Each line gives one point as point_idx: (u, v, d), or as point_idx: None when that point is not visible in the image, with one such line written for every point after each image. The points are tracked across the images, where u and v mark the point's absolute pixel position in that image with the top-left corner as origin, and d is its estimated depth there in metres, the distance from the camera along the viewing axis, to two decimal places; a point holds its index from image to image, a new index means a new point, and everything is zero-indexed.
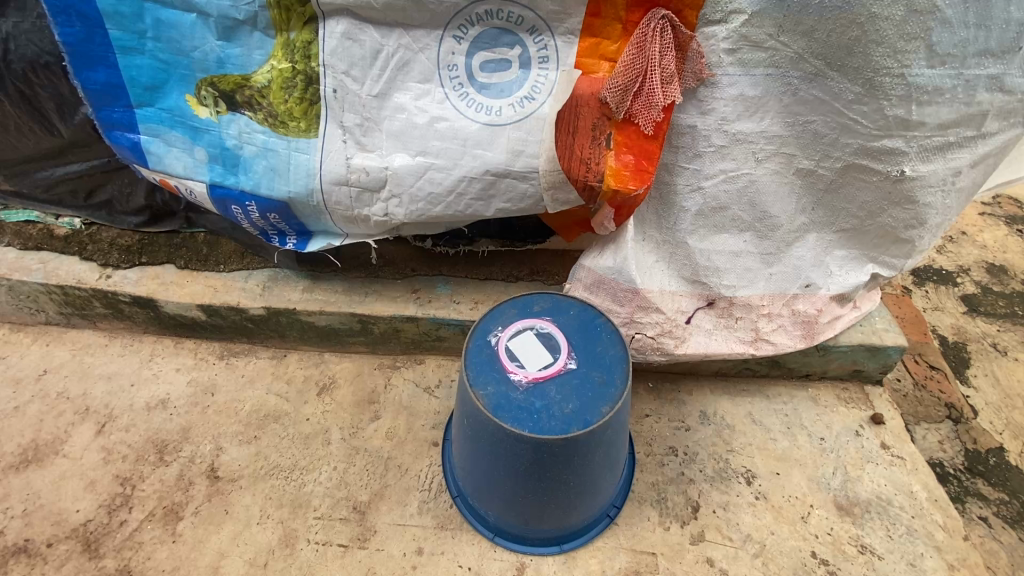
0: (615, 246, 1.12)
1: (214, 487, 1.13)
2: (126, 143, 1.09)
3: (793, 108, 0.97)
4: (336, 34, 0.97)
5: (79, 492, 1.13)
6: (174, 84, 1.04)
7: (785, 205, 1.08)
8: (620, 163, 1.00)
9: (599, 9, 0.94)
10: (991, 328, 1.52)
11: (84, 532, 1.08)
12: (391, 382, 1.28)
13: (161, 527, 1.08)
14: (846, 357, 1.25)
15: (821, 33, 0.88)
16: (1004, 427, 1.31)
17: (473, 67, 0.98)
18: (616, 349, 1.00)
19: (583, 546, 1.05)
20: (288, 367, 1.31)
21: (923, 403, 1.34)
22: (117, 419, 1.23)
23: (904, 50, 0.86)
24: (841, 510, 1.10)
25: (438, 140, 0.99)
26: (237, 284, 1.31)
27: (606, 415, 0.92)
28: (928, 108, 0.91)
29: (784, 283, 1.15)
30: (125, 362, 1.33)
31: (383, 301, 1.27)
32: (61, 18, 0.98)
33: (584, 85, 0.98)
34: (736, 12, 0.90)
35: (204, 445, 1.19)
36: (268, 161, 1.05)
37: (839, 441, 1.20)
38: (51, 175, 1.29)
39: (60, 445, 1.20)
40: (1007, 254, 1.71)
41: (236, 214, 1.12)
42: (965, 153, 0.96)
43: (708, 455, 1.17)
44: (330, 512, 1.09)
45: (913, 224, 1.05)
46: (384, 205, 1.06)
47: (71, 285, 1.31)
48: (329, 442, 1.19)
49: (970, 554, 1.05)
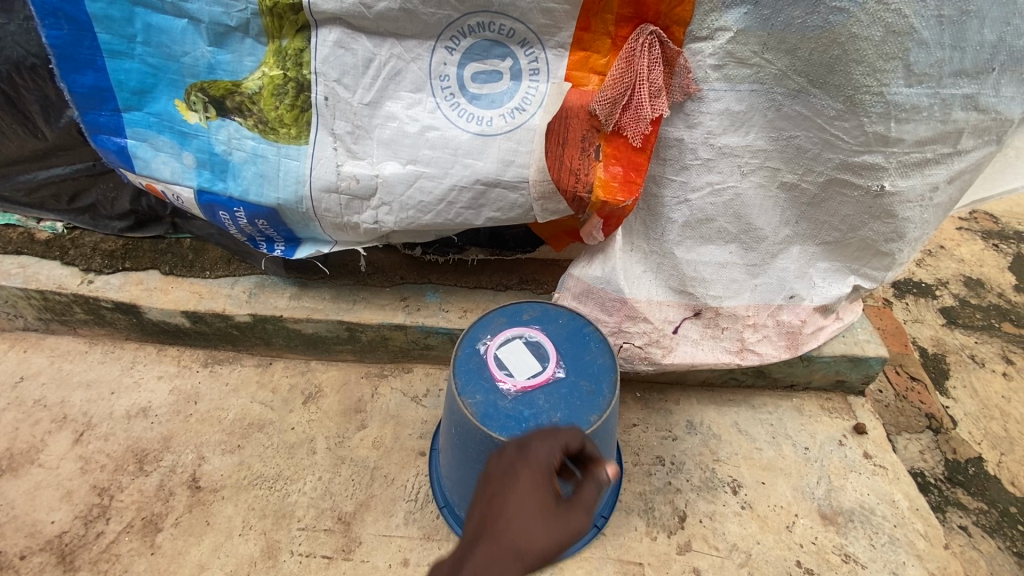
0: (604, 255, 1.14)
1: (195, 498, 1.11)
2: (113, 147, 1.08)
3: (777, 123, 0.99)
4: (328, 42, 0.98)
5: (54, 503, 1.10)
6: (163, 89, 1.04)
7: (769, 217, 1.10)
8: (608, 174, 1.02)
9: (589, 23, 0.96)
10: (969, 340, 1.56)
11: (59, 545, 1.05)
12: (379, 391, 1.27)
13: (140, 539, 1.06)
14: (829, 368, 1.27)
15: (803, 51, 0.91)
16: (983, 437, 1.34)
17: (465, 78, 0.99)
18: (604, 359, 1.00)
19: (570, 557, 1.05)
20: (274, 375, 1.30)
21: (904, 414, 1.36)
22: (96, 427, 1.21)
23: (883, 70, 0.89)
24: (826, 519, 1.11)
25: (429, 149, 1.00)
26: (223, 290, 1.30)
27: (594, 424, 0.92)
28: (906, 125, 0.93)
29: (769, 294, 1.17)
30: (105, 369, 1.31)
31: (372, 309, 1.26)
32: (49, 21, 0.97)
33: (574, 98, 1.00)
34: (722, 29, 0.92)
35: (186, 454, 1.17)
36: (257, 167, 1.05)
37: (823, 451, 1.21)
38: (33, 178, 1.27)
39: (36, 454, 1.17)
40: (983, 267, 1.76)
41: (223, 220, 1.11)
42: (941, 169, 0.99)
43: (695, 465, 1.18)
44: (314, 523, 1.07)
45: (893, 238, 1.08)
46: (374, 213, 1.06)
47: (51, 291, 1.28)
48: (315, 451, 1.17)
49: (951, 563, 1.06)
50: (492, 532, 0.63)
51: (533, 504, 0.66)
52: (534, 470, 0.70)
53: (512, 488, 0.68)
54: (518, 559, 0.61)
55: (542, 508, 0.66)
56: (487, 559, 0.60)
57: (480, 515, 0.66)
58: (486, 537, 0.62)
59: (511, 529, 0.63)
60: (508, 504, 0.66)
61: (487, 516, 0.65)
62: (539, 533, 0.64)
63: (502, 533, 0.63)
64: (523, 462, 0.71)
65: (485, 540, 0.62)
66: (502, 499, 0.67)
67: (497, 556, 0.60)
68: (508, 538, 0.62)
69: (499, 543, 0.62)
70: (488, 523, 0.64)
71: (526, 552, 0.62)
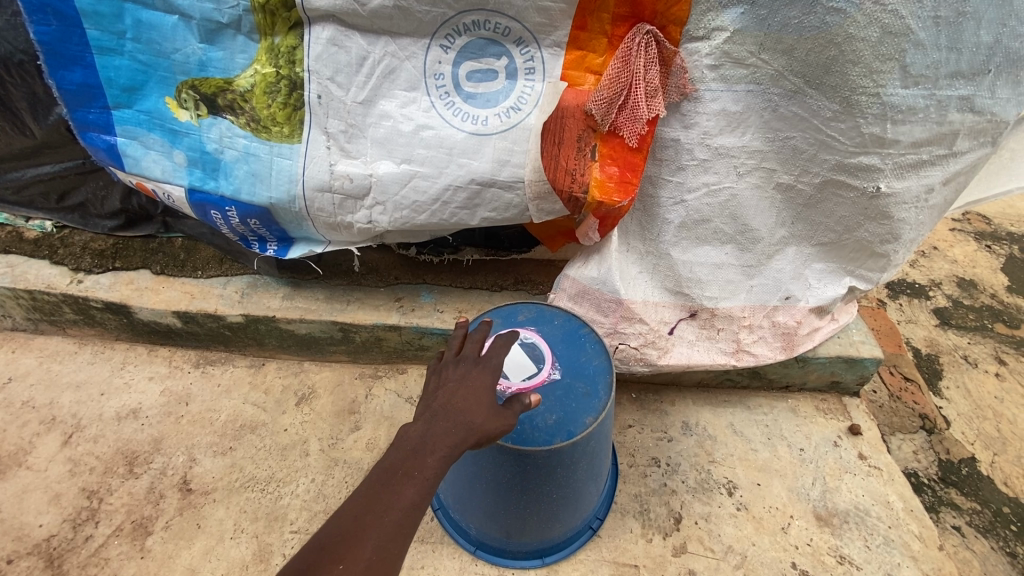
0: (600, 256, 1.13)
1: (186, 500, 1.10)
2: (102, 145, 1.07)
3: (773, 124, 0.99)
4: (321, 39, 0.97)
5: (42, 506, 1.09)
6: (153, 86, 1.03)
7: (765, 218, 1.09)
8: (604, 175, 1.02)
9: (585, 22, 0.95)
10: (962, 340, 1.56)
11: (47, 548, 1.04)
12: (373, 392, 1.26)
13: (129, 543, 1.05)
14: (825, 368, 1.27)
15: (800, 52, 0.90)
16: (976, 438, 1.34)
17: (460, 76, 0.98)
18: (600, 360, 0.99)
19: (565, 559, 1.05)
20: (266, 376, 1.28)
21: (898, 414, 1.37)
22: (85, 429, 1.19)
23: (880, 70, 0.88)
24: (821, 521, 1.11)
25: (423, 148, 0.99)
26: (215, 290, 1.28)
27: (589, 426, 0.91)
28: (902, 126, 0.93)
29: (764, 295, 1.17)
30: (95, 370, 1.29)
31: (365, 309, 1.25)
32: (37, 16, 0.96)
33: (571, 97, 0.99)
34: (719, 29, 0.92)
35: (177, 456, 1.15)
36: (249, 165, 1.04)
37: (818, 452, 1.21)
38: (23, 176, 1.26)
39: (24, 456, 1.15)
40: (976, 268, 1.77)
41: (215, 219, 1.10)
42: (937, 171, 0.99)
43: (690, 466, 1.17)
44: (307, 526, 1.06)
45: (888, 239, 1.07)
46: (368, 212, 1.05)
47: (40, 290, 1.27)
48: (308, 454, 1.16)
49: (945, 564, 1.06)
50: (453, 407, 0.76)
51: (486, 391, 0.78)
52: (487, 366, 0.81)
53: (466, 378, 0.79)
54: (475, 430, 0.75)
55: (492, 396, 0.78)
56: (450, 428, 0.74)
57: (438, 393, 0.78)
58: (447, 411, 0.75)
59: (467, 407, 0.76)
60: (465, 391, 0.78)
61: (445, 398, 0.77)
62: (492, 413, 0.77)
63: (461, 409, 0.76)
64: (477, 362, 0.82)
65: (445, 417, 0.75)
66: (457, 385, 0.78)
67: (458, 426, 0.74)
68: (466, 417, 0.75)
69: (459, 416, 0.75)
70: (447, 404, 0.76)
71: (480, 430, 0.75)
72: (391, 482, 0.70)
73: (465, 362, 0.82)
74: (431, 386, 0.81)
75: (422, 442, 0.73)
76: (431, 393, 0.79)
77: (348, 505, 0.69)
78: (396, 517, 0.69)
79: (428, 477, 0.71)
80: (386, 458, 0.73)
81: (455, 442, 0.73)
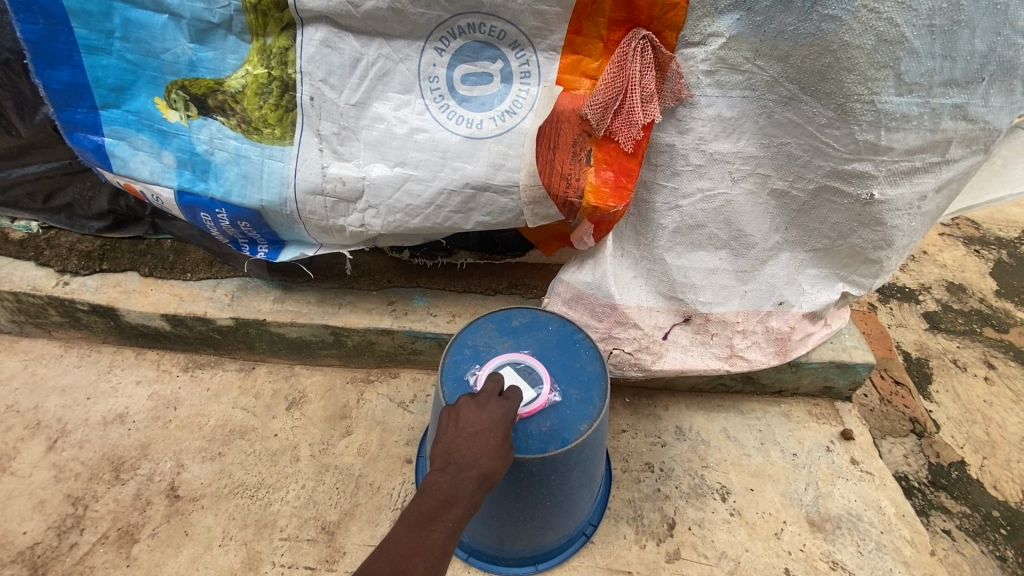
0: (594, 261, 1.13)
1: (173, 507, 1.08)
2: (90, 145, 1.05)
3: (768, 130, 0.99)
4: (314, 40, 0.95)
5: (26, 513, 1.07)
6: (142, 86, 1.01)
7: (759, 224, 1.09)
8: (599, 180, 1.01)
9: (581, 26, 0.95)
10: (951, 344, 1.57)
11: (31, 556, 1.02)
12: (364, 397, 1.25)
13: (115, 551, 1.03)
14: (818, 373, 1.27)
15: (796, 59, 0.91)
16: (965, 441, 1.35)
17: (454, 79, 0.97)
18: (594, 366, 0.99)
19: (558, 565, 1.04)
20: (256, 380, 1.27)
21: (888, 418, 1.37)
22: (70, 434, 1.17)
23: (874, 78, 0.88)
24: (813, 526, 1.11)
25: (417, 151, 0.98)
26: (204, 293, 1.26)
27: (584, 433, 0.91)
28: (896, 134, 0.93)
29: (758, 300, 1.17)
30: (81, 374, 1.27)
31: (358, 313, 1.24)
32: (24, 15, 0.94)
33: (566, 102, 0.98)
34: (715, 35, 0.92)
35: (165, 462, 1.14)
36: (239, 168, 1.02)
37: (810, 457, 1.21)
38: (7, 176, 1.23)
39: (8, 461, 1.13)
40: (965, 272, 1.78)
41: (204, 222, 1.08)
42: (930, 178, 0.99)
43: (684, 471, 1.17)
44: (297, 533, 1.05)
45: (881, 245, 1.07)
46: (361, 216, 1.04)
47: (25, 292, 1.24)
48: (298, 459, 1.15)
49: (936, 569, 1.06)
50: (477, 461, 0.78)
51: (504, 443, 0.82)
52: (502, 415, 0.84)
53: (485, 425, 0.82)
54: (494, 480, 0.79)
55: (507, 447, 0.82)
56: (474, 479, 0.77)
57: (459, 442, 0.80)
58: (471, 462, 0.78)
59: (489, 460, 0.79)
60: (486, 442, 0.80)
61: (468, 448, 0.79)
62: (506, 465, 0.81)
63: (483, 462, 0.78)
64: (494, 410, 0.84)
65: (471, 470, 0.77)
66: (478, 435, 0.80)
67: (480, 478, 0.78)
68: (489, 471, 0.78)
69: (481, 469, 0.78)
70: (472, 456, 0.78)
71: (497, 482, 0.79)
72: (423, 530, 0.73)
73: (480, 406, 0.84)
74: (447, 429, 0.82)
75: (452, 493, 0.75)
76: (451, 440, 0.80)
77: (386, 547, 0.71)
78: (430, 563, 0.72)
79: (457, 527, 0.75)
80: (416, 504, 0.75)
81: (478, 496, 0.77)
